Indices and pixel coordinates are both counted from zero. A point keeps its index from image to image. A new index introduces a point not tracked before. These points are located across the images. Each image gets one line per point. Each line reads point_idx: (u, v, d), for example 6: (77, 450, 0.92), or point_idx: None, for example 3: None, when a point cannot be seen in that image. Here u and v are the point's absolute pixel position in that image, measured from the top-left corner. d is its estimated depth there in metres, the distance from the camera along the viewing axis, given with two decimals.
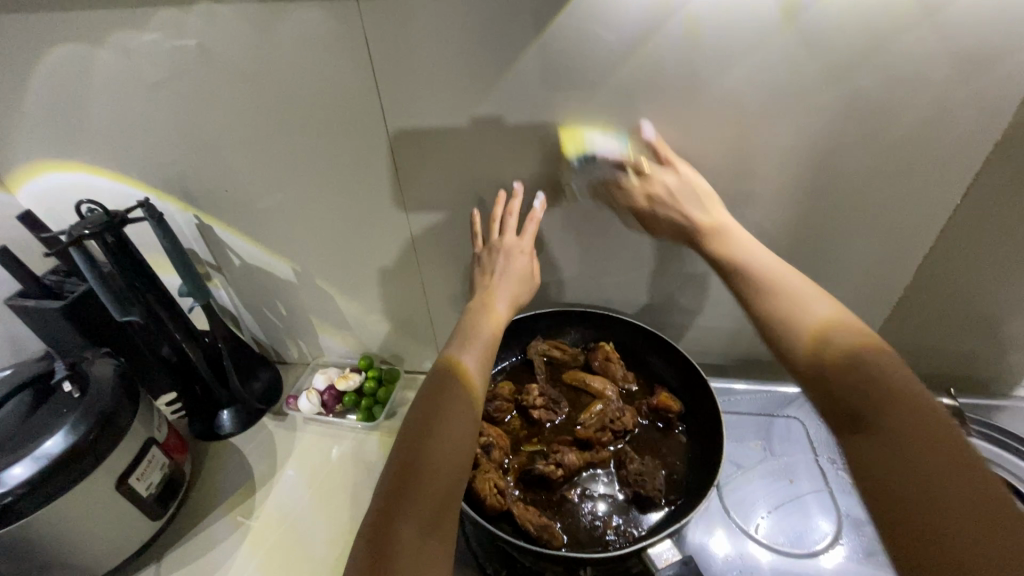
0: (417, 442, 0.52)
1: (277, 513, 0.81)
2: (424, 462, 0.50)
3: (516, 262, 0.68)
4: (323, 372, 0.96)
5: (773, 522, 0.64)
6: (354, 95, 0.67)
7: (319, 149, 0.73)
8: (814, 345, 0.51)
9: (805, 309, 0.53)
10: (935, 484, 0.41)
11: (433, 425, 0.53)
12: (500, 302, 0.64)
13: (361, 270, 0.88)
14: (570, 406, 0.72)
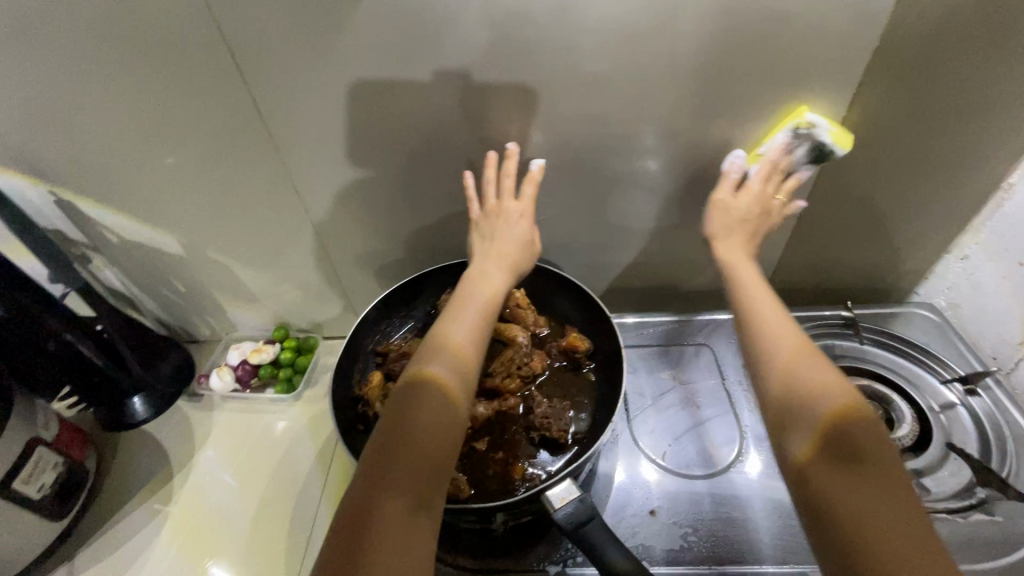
0: (401, 440, 0.47)
1: (195, 498, 0.78)
2: (405, 457, 0.46)
3: (509, 227, 0.63)
4: (237, 347, 0.91)
5: (681, 447, 0.64)
6: (198, 39, 0.59)
7: (173, 106, 0.65)
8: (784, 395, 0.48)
9: (785, 363, 0.50)
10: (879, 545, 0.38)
11: (413, 415, 0.48)
12: (500, 275, 0.60)
13: (256, 238, 0.81)
14: (481, 357, 0.70)
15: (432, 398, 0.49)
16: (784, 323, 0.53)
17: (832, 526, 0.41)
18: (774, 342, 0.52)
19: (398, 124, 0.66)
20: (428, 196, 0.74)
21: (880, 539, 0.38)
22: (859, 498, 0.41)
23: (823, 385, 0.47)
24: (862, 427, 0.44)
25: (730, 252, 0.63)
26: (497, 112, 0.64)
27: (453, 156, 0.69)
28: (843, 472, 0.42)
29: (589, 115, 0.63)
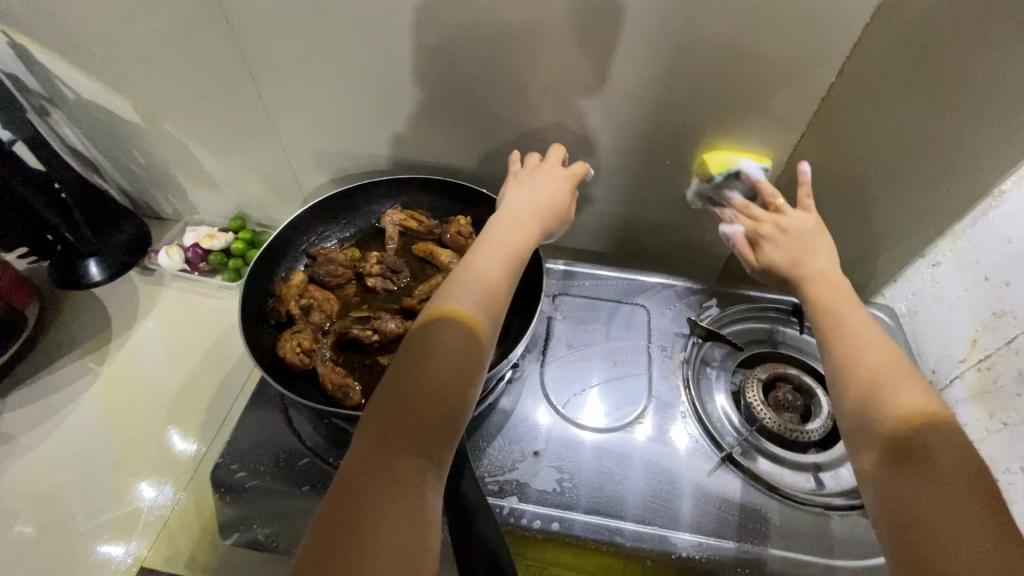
0: (444, 391, 0.43)
1: (129, 363, 0.81)
2: (409, 408, 0.41)
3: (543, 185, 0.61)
4: (193, 230, 0.91)
5: (585, 399, 0.64)
6: None
7: None
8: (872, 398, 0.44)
9: (861, 356, 0.47)
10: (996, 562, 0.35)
11: (421, 361, 0.44)
12: (511, 233, 0.55)
13: (212, 122, 0.79)
14: (411, 278, 0.69)
15: (446, 337, 0.45)
16: (836, 288, 0.52)
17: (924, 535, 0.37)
18: (852, 334, 0.48)
19: (352, 11, 0.61)
20: (384, 101, 0.70)
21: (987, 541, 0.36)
22: (915, 458, 0.41)
23: (899, 382, 0.44)
24: (945, 423, 0.42)
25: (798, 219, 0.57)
26: (458, 11, 0.59)
27: (409, 60, 0.65)
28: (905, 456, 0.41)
29: (554, 31, 0.59)
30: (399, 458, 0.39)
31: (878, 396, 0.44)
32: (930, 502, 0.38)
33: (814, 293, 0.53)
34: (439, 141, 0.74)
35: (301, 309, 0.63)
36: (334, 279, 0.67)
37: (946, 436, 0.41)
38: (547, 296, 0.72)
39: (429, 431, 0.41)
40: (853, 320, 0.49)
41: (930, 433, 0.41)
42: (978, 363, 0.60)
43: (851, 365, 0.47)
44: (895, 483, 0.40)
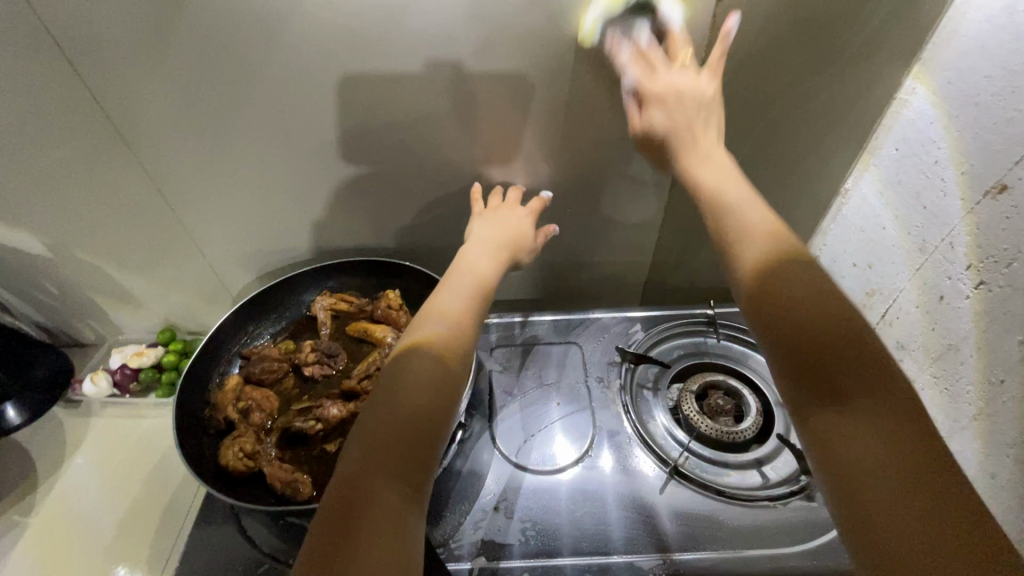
0: (425, 415, 0.44)
1: (62, 504, 0.76)
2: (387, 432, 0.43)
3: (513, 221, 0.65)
4: (119, 351, 0.88)
5: (535, 444, 0.66)
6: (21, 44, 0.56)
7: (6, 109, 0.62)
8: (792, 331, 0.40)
9: (781, 285, 0.42)
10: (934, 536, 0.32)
11: (393, 390, 0.45)
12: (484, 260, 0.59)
13: (126, 245, 0.79)
14: (349, 359, 0.70)
15: (416, 367, 0.47)
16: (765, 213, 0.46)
17: (864, 510, 0.34)
18: (772, 262, 0.44)
19: (257, 121, 0.65)
20: (302, 194, 0.74)
21: (912, 487, 0.34)
22: (867, 415, 0.37)
23: (856, 341, 0.39)
24: (867, 347, 0.38)
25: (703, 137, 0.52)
26: (353, 108, 0.65)
27: (314, 156, 0.70)
28: (841, 402, 0.37)
29: (444, 114, 0.65)
30: (385, 476, 0.41)
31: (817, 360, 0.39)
32: (860, 449, 0.36)
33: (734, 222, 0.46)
34: (361, 222, 0.79)
35: (240, 412, 0.63)
36: (271, 374, 0.67)
37: (866, 366, 0.38)
38: (484, 350, 0.75)
39: (408, 449, 0.43)
40: (762, 237, 0.45)
41: (857, 365, 0.38)
42: None
43: (769, 304, 0.42)
44: (836, 441, 0.37)
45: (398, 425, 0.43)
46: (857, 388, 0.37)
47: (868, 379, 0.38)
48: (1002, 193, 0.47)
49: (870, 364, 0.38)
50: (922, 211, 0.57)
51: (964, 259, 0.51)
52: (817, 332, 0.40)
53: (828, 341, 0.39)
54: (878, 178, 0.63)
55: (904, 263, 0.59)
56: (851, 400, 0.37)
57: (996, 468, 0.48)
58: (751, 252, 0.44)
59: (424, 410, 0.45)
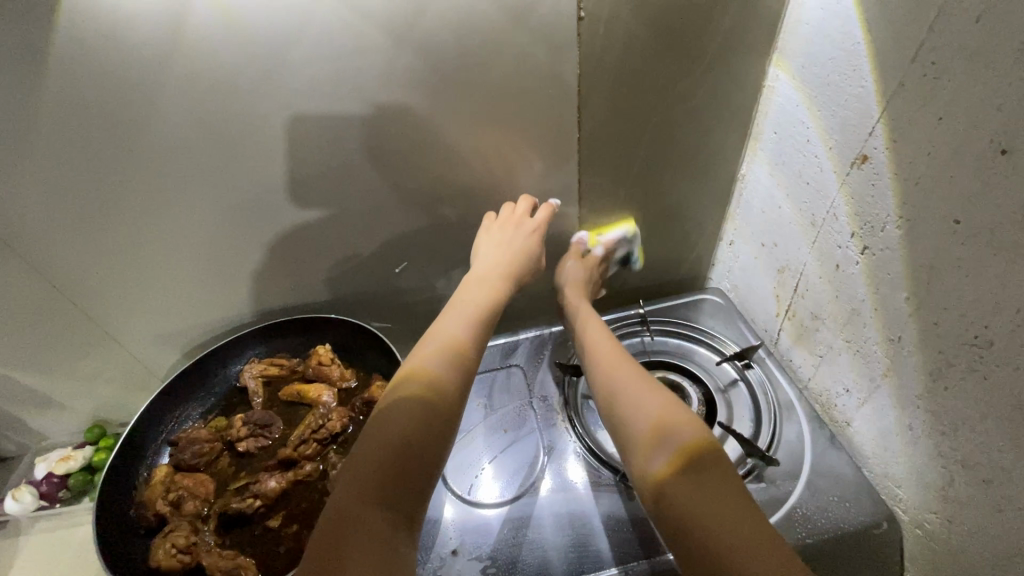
0: (414, 448, 0.47)
1: None
2: (380, 463, 0.45)
3: (516, 243, 0.67)
4: (43, 459, 0.82)
5: (487, 476, 0.65)
6: None
7: None
8: (654, 443, 0.49)
9: (634, 409, 0.52)
10: (743, 553, 0.39)
11: (390, 413, 0.49)
12: (488, 286, 0.63)
13: (28, 349, 0.73)
14: (286, 425, 0.68)
15: (402, 410, 0.48)
16: (633, 368, 0.57)
17: (693, 537, 0.42)
18: (628, 390, 0.55)
19: (147, 201, 0.62)
20: (212, 264, 0.71)
21: (731, 525, 0.42)
22: (704, 497, 0.44)
23: (684, 422, 0.49)
24: (710, 453, 0.47)
25: (573, 292, 0.72)
26: (247, 172, 0.63)
27: (214, 226, 0.67)
28: (693, 474, 0.46)
29: (344, 164, 0.64)
30: (375, 493, 0.44)
31: (660, 433, 0.49)
32: (716, 508, 0.43)
33: (603, 369, 0.58)
34: (280, 281, 0.76)
35: (171, 503, 0.60)
36: (202, 457, 0.64)
37: (705, 448, 0.48)
38: None
39: (396, 479, 0.45)
40: (615, 376, 0.57)
41: (705, 463, 0.46)
42: (787, 313, 0.69)
43: (624, 439, 0.52)
44: (681, 512, 0.44)
45: (387, 455, 0.46)
46: (711, 467, 0.46)
47: (712, 461, 0.46)
48: (863, 162, 0.50)
49: (720, 472, 0.46)
50: (806, 187, 0.60)
51: (847, 228, 0.54)
52: (675, 440, 0.48)
53: (680, 451, 0.47)
54: (765, 161, 0.66)
55: (801, 238, 0.62)
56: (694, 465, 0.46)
57: (911, 419, 0.51)
58: (620, 412, 0.53)
59: (418, 430, 0.48)
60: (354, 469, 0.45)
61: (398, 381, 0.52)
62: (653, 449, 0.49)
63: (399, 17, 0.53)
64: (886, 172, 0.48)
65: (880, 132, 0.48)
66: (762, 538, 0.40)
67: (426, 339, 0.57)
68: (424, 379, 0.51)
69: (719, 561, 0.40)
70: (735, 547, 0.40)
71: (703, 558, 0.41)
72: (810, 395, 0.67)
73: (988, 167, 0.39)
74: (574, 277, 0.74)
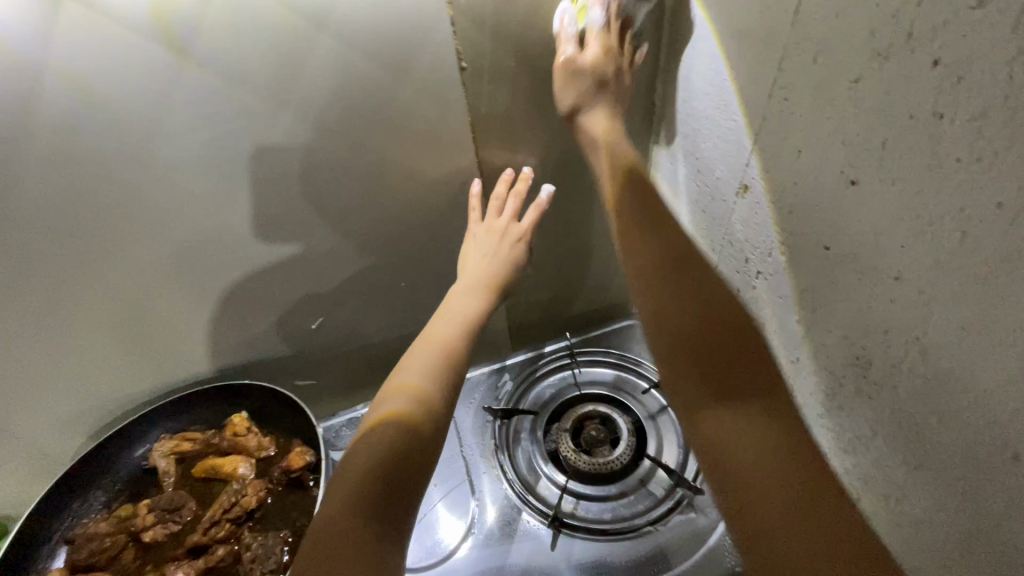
0: (403, 452, 0.46)
1: None
2: (368, 469, 0.43)
3: (503, 252, 0.64)
4: None
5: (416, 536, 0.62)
6: None
7: None
8: (701, 358, 0.42)
9: (637, 261, 0.50)
10: (774, 470, 0.35)
11: (368, 439, 0.46)
12: (466, 301, 0.61)
13: None
14: (199, 504, 0.64)
15: (387, 425, 0.47)
16: (685, 272, 0.48)
17: (727, 462, 0.37)
18: (635, 254, 0.51)
19: (20, 291, 0.57)
20: (108, 343, 0.66)
21: (767, 450, 0.36)
22: (751, 433, 0.37)
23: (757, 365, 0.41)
24: (750, 356, 0.42)
25: (594, 123, 0.58)
26: (133, 247, 0.59)
27: (99, 304, 0.62)
28: (735, 399, 0.39)
29: (241, 225, 0.62)
30: (361, 512, 0.41)
31: (728, 388, 0.40)
32: (743, 438, 0.37)
33: (659, 282, 0.48)
34: (188, 350, 0.72)
35: None
36: (102, 554, 0.59)
37: (749, 364, 0.41)
38: None
39: (391, 479, 0.43)
40: (654, 228, 0.52)
41: (736, 358, 0.42)
42: None
43: (654, 315, 0.46)
44: (716, 439, 0.38)
45: (379, 459, 0.44)
46: (748, 381, 0.40)
47: (753, 368, 0.41)
48: (746, 192, 0.52)
49: (761, 366, 0.41)
50: (703, 214, 0.61)
51: (742, 253, 0.56)
52: (674, 320, 0.45)
53: (693, 334, 0.43)
54: (667, 190, 0.68)
55: (706, 263, 0.64)
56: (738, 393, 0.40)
57: (818, 437, 0.51)
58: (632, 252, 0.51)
59: (403, 448, 0.46)
60: (339, 493, 0.42)
61: (379, 408, 0.50)
62: (728, 394, 0.40)
63: (274, 78, 0.51)
64: (765, 201, 0.49)
65: (754, 163, 0.49)
66: (794, 451, 0.36)
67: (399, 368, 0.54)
68: (404, 413, 0.48)
69: (748, 482, 0.36)
70: (772, 481, 0.35)
71: (730, 469, 0.37)
72: None
73: (842, 196, 0.40)
74: (600, 123, 0.58)
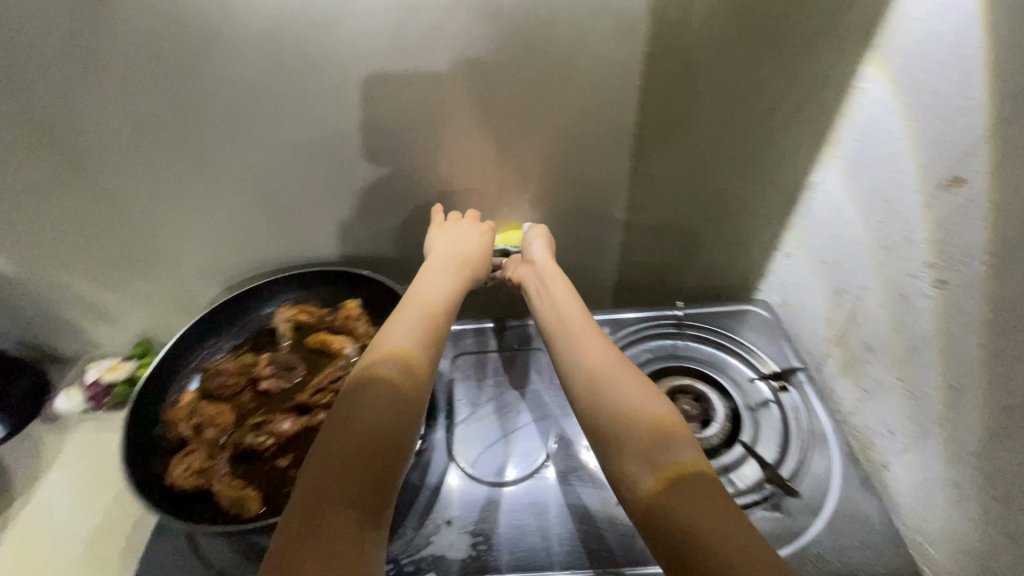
0: (394, 419, 0.46)
1: (34, 521, 0.78)
2: (359, 447, 0.43)
3: (476, 238, 0.66)
4: (94, 364, 0.89)
5: (492, 455, 0.64)
6: None
7: None
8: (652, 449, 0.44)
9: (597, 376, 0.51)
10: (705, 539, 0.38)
11: (358, 413, 0.46)
12: (442, 278, 0.60)
13: (90, 264, 0.79)
14: (309, 371, 0.70)
15: (378, 385, 0.48)
16: (585, 326, 0.57)
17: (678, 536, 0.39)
18: (584, 340, 0.55)
19: (205, 142, 0.64)
20: (261, 207, 0.73)
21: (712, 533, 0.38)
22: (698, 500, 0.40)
23: (666, 425, 0.46)
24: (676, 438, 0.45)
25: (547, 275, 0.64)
26: (299, 119, 0.63)
27: (260, 170, 0.68)
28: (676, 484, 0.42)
29: (394, 120, 0.63)
30: (343, 500, 0.41)
31: (648, 449, 0.44)
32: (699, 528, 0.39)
33: (571, 335, 0.56)
34: (321, 232, 0.77)
35: (194, 427, 0.63)
36: (227, 389, 0.67)
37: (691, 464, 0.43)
38: (447, 358, 0.74)
39: (367, 478, 0.42)
40: (591, 337, 0.55)
41: (671, 459, 0.44)
42: (838, 339, 0.63)
43: (596, 411, 0.49)
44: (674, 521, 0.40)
45: (367, 445, 0.44)
46: (688, 473, 0.43)
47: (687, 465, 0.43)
48: (953, 184, 0.45)
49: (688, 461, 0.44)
50: (884, 205, 0.53)
51: (923, 254, 0.49)
52: (664, 448, 0.44)
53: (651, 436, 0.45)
54: (840, 172, 0.60)
55: (868, 261, 0.57)
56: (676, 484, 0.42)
57: (959, 475, 0.46)
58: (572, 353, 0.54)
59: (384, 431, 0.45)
60: (320, 477, 0.42)
61: (369, 368, 0.50)
62: (643, 457, 0.44)
63: None
64: (981, 198, 0.42)
65: (980, 152, 0.42)
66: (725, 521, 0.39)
67: (394, 323, 0.54)
68: (395, 374, 0.49)
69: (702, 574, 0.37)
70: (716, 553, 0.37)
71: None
72: (850, 430, 0.63)
73: None
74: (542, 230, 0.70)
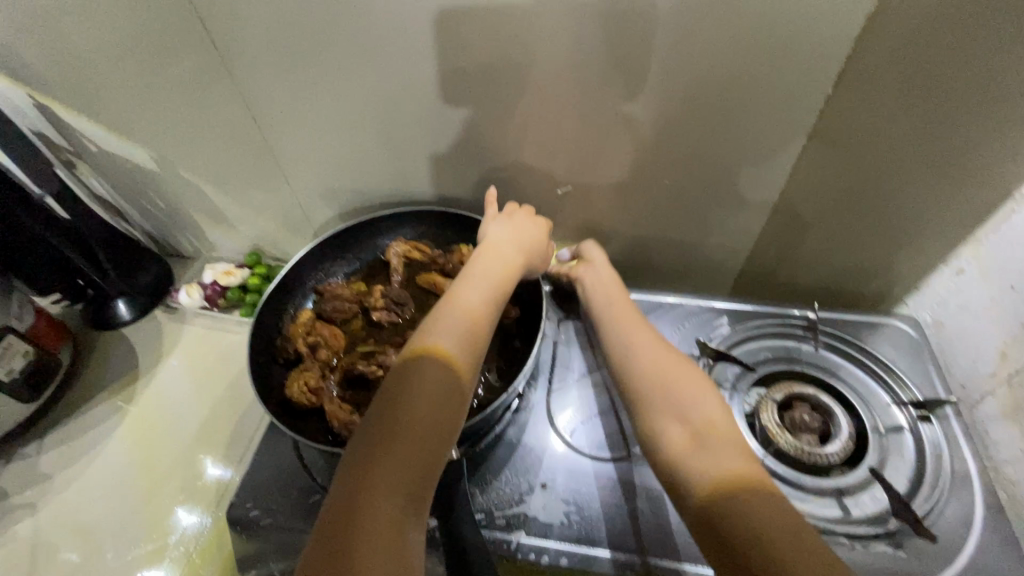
0: (436, 403, 0.45)
1: (154, 398, 0.86)
2: (399, 433, 0.43)
3: (523, 231, 0.65)
4: (211, 267, 0.94)
5: (588, 427, 0.63)
6: None
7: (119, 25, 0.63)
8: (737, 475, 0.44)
9: (677, 388, 0.53)
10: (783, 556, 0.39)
11: (404, 393, 0.46)
12: (499, 272, 0.59)
13: (223, 171, 0.82)
14: (417, 310, 0.70)
15: (430, 367, 0.47)
16: (636, 319, 0.62)
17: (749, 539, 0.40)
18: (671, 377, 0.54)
19: (354, 61, 0.63)
20: (392, 138, 0.71)
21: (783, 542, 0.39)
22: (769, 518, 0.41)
23: (722, 432, 0.48)
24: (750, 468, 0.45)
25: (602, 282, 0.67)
26: (451, 50, 0.59)
27: (401, 98, 0.66)
28: (743, 510, 0.42)
29: (549, 63, 0.59)
30: (388, 488, 0.41)
31: (699, 436, 0.48)
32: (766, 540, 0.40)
33: (616, 318, 0.62)
34: (443, 174, 0.75)
35: (309, 346, 0.65)
36: (341, 314, 0.68)
37: (759, 492, 0.43)
38: (552, 320, 0.73)
39: (418, 466, 0.43)
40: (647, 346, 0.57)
41: (744, 486, 0.43)
42: (1010, 378, 0.57)
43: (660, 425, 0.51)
44: (742, 530, 0.41)
45: (407, 433, 0.43)
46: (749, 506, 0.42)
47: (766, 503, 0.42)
48: None
49: (759, 495, 0.43)
50: None
51: None
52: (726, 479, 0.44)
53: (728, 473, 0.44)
54: None
55: None
56: (740, 513, 0.42)
57: None
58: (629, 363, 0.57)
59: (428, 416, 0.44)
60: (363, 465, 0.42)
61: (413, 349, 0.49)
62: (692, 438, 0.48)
63: None
64: None
65: None
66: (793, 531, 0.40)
67: (445, 308, 0.53)
68: (438, 360, 0.48)
69: None
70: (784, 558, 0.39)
71: None
72: (999, 479, 0.58)
73: None
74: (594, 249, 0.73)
